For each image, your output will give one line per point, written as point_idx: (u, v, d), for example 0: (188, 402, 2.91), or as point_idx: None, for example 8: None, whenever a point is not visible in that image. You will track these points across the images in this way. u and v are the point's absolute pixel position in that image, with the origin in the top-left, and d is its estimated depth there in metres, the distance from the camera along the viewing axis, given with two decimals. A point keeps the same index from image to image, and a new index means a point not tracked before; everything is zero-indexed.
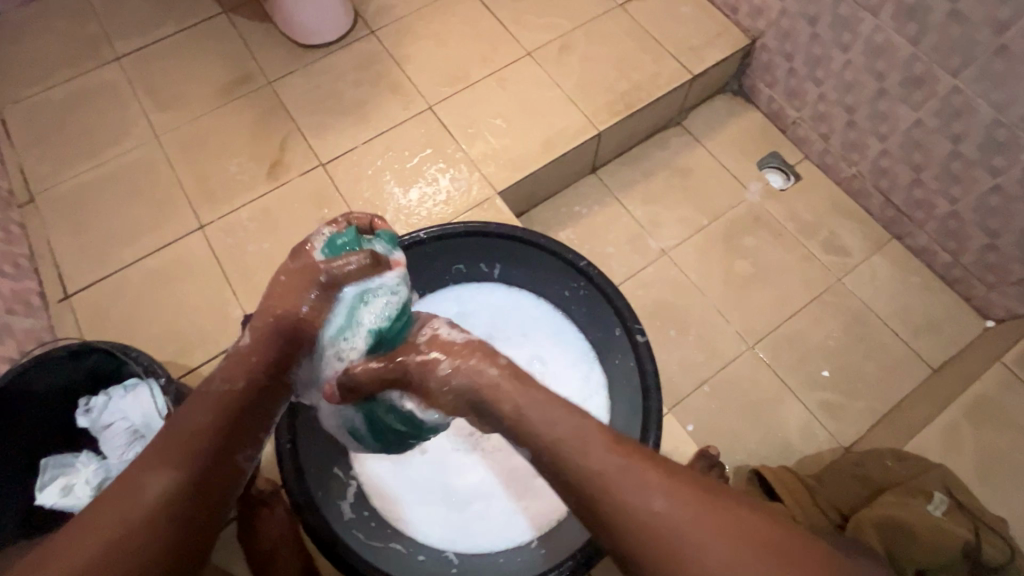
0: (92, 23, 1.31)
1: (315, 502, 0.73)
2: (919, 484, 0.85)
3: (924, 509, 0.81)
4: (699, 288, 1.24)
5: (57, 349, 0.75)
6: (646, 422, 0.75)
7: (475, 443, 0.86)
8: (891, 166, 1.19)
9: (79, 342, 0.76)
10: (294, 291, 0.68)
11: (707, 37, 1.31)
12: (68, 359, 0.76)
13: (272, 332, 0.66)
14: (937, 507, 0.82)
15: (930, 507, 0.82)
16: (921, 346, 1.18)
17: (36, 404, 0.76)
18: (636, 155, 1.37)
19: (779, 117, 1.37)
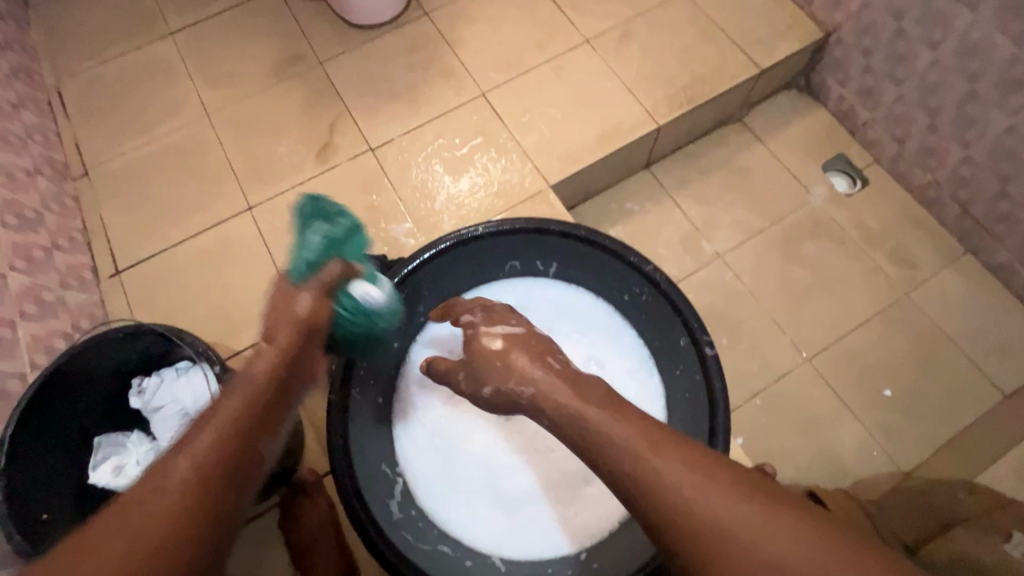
0: None
1: (365, 501, 0.75)
2: (995, 521, 0.79)
3: (995, 545, 0.75)
4: (754, 295, 1.18)
5: (113, 329, 0.74)
6: (712, 436, 0.72)
7: (525, 447, 0.82)
8: (973, 175, 1.11)
9: (135, 323, 0.76)
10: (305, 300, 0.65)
11: (778, 30, 1.23)
12: (123, 340, 0.75)
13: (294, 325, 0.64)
14: (1016, 545, 0.74)
15: (1006, 545, 0.75)
16: (994, 370, 1.10)
17: (92, 383, 0.76)
18: (692, 152, 1.31)
19: (848, 118, 1.29)
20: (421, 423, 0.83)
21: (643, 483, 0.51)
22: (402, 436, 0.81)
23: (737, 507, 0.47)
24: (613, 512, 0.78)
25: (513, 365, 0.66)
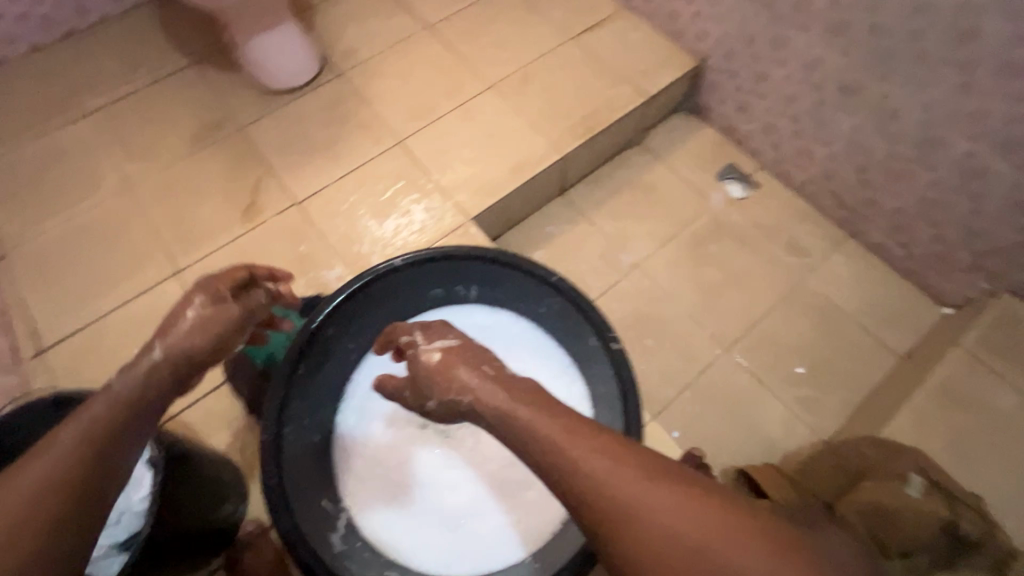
0: (60, 82, 1.33)
1: (306, 538, 0.73)
2: (894, 467, 0.87)
3: (899, 490, 0.83)
4: (672, 297, 1.28)
5: (38, 401, 0.73)
6: (627, 423, 0.77)
7: (464, 461, 0.85)
8: (838, 169, 1.27)
9: (60, 393, 0.75)
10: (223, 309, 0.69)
11: (657, 62, 1.39)
12: (50, 411, 0.74)
13: (216, 308, 0.69)
14: (913, 487, 0.84)
15: (906, 488, 0.84)
16: (887, 336, 1.23)
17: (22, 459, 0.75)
18: (600, 175, 1.43)
19: (731, 131, 1.45)
20: (360, 452, 0.85)
21: (576, 488, 0.55)
22: (342, 467, 0.83)
23: (695, 519, 0.51)
24: (555, 511, 0.81)
25: (452, 376, 0.67)
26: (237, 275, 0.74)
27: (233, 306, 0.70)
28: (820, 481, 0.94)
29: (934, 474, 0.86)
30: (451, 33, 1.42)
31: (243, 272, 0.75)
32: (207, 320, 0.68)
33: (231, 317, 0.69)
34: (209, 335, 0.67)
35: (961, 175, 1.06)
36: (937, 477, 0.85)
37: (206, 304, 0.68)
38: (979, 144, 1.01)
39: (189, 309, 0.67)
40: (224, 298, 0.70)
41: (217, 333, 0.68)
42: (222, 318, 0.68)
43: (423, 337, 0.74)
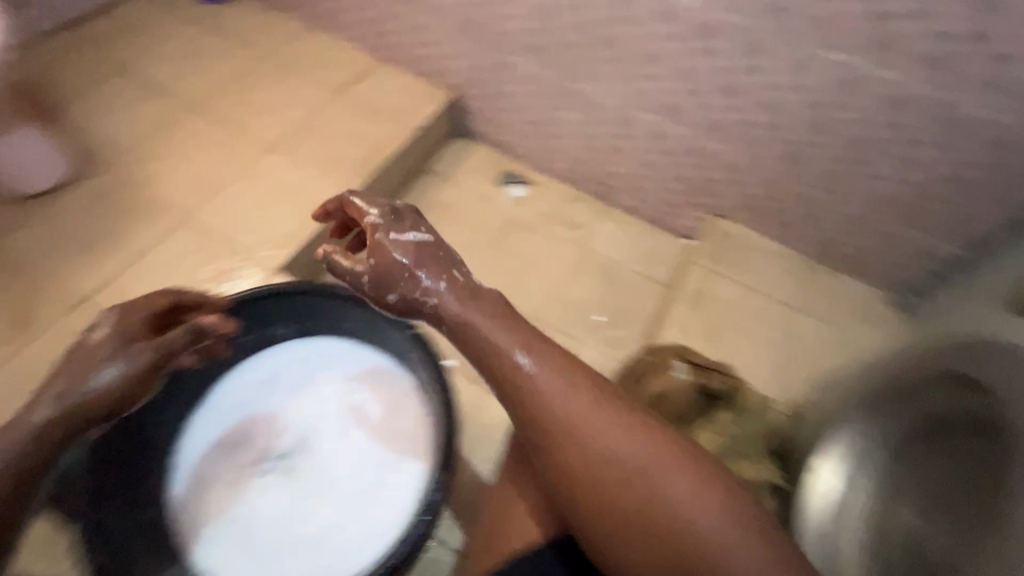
0: None
1: None
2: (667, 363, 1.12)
3: (670, 377, 1.08)
4: (486, 289, 1.47)
5: None
6: (440, 391, 0.91)
7: (312, 494, 0.92)
8: (582, 155, 1.56)
9: None
10: (143, 353, 0.76)
11: (420, 99, 1.60)
12: None
13: (135, 355, 0.76)
14: (680, 372, 1.08)
15: (675, 374, 1.08)
16: (654, 274, 1.53)
17: None
18: (400, 205, 1.59)
19: (499, 144, 1.70)
20: (210, 512, 0.91)
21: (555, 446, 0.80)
22: (195, 530, 0.90)
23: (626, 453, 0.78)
24: (399, 498, 0.90)
25: (418, 279, 0.84)
26: (159, 302, 0.83)
27: (150, 352, 0.76)
28: None
29: (693, 358, 1.11)
30: (220, 107, 1.48)
31: (171, 299, 0.84)
32: (125, 367, 0.75)
33: (133, 364, 0.75)
34: (115, 382, 0.75)
35: (653, 139, 1.39)
36: (696, 359, 1.11)
37: (115, 341, 0.76)
38: (653, 113, 1.34)
39: (95, 336, 0.76)
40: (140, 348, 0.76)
41: (124, 381, 0.75)
42: (122, 364, 0.75)
43: (389, 223, 0.86)
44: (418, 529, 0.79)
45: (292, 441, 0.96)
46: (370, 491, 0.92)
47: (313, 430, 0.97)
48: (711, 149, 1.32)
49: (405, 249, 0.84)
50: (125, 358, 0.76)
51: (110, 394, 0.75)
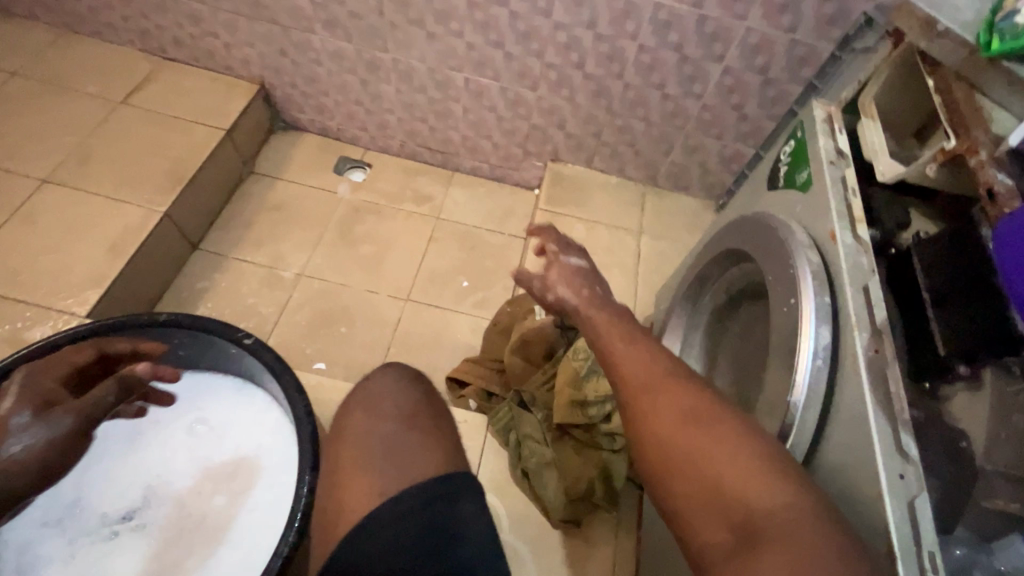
0: None
1: None
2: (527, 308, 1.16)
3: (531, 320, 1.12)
4: (344, 282, 1.41)
5: None
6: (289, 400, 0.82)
7: (169, 549, 0.82)
8: (412, 126, 1.53)
9: None
10: (66, 414, 0.73)
11: (222, 97, 1.46)
12: None
13: (58, 416, 0.72)
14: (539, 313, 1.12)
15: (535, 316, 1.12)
16: (510, 228, 1.56)
17: None
18: (230, 214, 1.46)
19: (327, 131, 1.62)
20: None
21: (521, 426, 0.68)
22: None
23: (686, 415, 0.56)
24: (271, 517, 0.84)
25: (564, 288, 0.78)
26: (82, 356, 0.80)
27: (73, 413, 0.73)
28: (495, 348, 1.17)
29: None
30: None
31: (91, 351, 0.81)
32: (49, 434, 0.71)
33: (65, 425, 0.72)
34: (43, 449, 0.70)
35: (473, 97, 1.39)
36: None
37: (31, 406, 0.72)
38: (466, 71, 1.33)
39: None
40: (65, 409, 0.73)
41: (52, 446, 0.71)
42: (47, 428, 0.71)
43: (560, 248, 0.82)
44: (284, 548, 0.72)
45: (137, 497, 0.86)
46: (237, 528, 0.84)
47: (159, 478, 0.87)
48: (529, 97, 1.35)
49: (567, 269, 0.80)
50: (46, 421, 0.71)
51: (33, 465, 0.69)
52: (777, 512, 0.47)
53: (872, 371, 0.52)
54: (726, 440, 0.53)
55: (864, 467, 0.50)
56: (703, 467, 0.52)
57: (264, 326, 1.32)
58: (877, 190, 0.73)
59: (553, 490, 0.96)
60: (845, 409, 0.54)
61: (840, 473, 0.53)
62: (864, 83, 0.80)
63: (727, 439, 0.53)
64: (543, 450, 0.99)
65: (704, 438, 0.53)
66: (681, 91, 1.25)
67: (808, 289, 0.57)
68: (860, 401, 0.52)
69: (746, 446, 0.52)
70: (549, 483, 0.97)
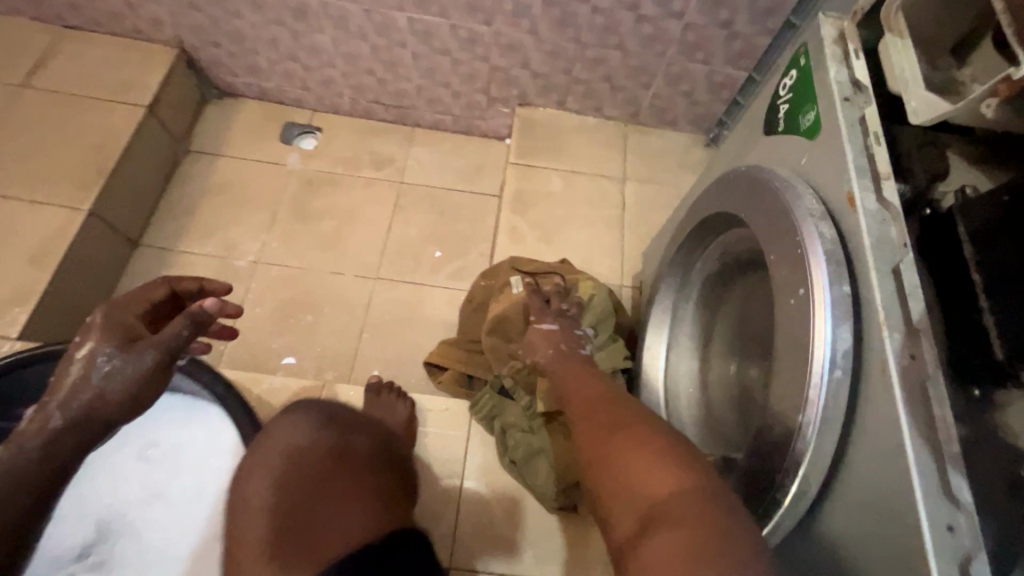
0: None
1: None
2: (503, 280, 1.07)
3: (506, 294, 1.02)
4: (306, 266, 1.29)
5: None
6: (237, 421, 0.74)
7: None
8: (359, 81, 1.35)
9: None
10: (142, 353, 0.58)
11: (137, 67, 1.28)
12: None
13: (132, 353, 0.57)
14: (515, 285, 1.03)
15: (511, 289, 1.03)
16: (482, 186, 1.42)
17: None
18: (171, 202, 1.32)
19: (267, 94, 1.44)
20: None
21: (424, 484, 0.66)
22: None
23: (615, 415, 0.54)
24: None
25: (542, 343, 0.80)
26: (155, 295, 0.65)
27: (152, 349, 0.58)
28: (472, 324, 1.09)
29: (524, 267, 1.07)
30: None
31: (163, 291, 0.66)
32: (127, 371, 0.56)
33: (142, 365, 0.57)
34: (123, 391, 0.56)
35: (422, 40, 1.21)
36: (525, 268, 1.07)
37: (110, 340, 0.58)
38: (409, 10, 1.15)
39: (79, 352, 0.57)
40: (144, 344, 0.58)
41: (134, 385, 0.57)
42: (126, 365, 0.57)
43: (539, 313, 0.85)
44: None
45: (90, 530, 0.79)
46: (199, 558, 0.77)
47: (112, 508, 0.80)
48: (484, 34, 1.17)
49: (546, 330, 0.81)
50: (124, 356, 0.57)
51: (121, 401, 0.56)
52: (676, 496, 0.44)
53: (906, 388, 0.41)
54: (637, 438, 0.50)
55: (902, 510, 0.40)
56: (616, 468, 0.49)
57: (224, 323, 1.22)
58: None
59: (543, 478, 0.90)
60: (874, 432, 0.43)
61: (870, 507, 0.43)
62: None
63: (639, 438, 0.50)
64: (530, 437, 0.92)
65: (619, 442, 0.50)
66: (659, 10, 1.07)
67: (822, 277, 0.46)
68: (894, 433, 0.41)
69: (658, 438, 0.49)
70: (538, 473, 0.90)
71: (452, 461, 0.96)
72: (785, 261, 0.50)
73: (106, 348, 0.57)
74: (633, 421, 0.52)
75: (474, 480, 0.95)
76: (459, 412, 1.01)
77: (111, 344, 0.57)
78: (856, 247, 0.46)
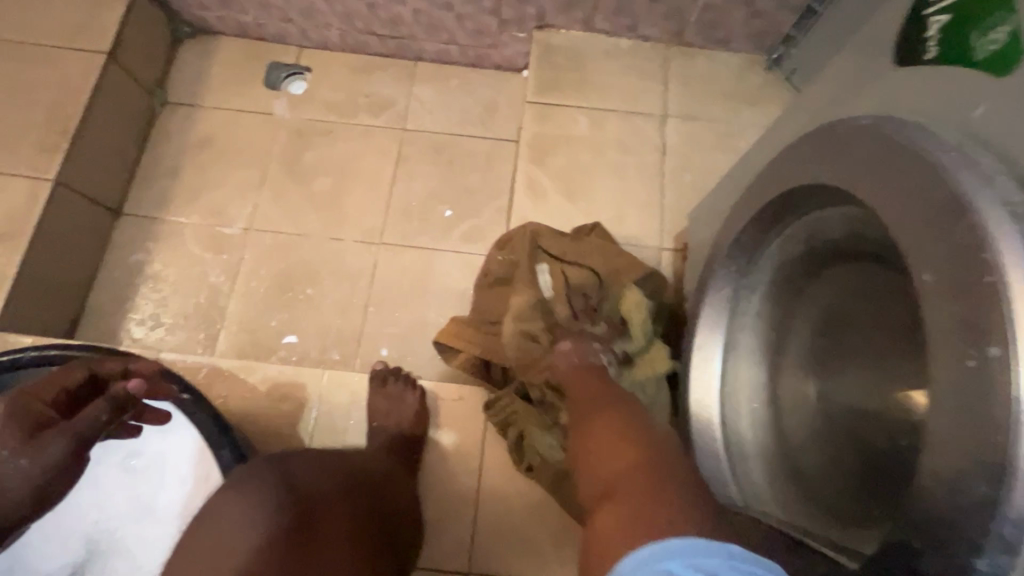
0: None
1: None
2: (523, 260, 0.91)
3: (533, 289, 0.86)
4: (302, 231, 1.16)
5: None
6: None
7: None
8: (346, 6, 1.14)
9: None
10: (56, 444, 0.60)
11: (90, 5, 1.10)
12: None
13: (42, 446, 0.59)
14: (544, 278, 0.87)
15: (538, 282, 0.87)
16: (496, 130, 1.22)
17: None
18: (150, 164, 1.19)
19: (245, 29, 1.24)
20: None
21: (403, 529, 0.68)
22: None
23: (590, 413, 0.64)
24: None
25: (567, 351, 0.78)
26: (71, 378, 0.65)
27: (67, 441, 0.60)
28: (491, 305, 0.94)
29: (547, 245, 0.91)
30: None
31: (81, 372, 0.66)
32: (44, 460, 0.59)
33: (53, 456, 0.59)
34: (30, 484, 0.59)
35: None
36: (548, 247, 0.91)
37: (20, 434, 0.59)
38: None
39: None
40: (58, 436, 0.59)
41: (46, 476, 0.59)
42: (36, 457, 0.59)
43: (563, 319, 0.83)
44: None
45: (78, 550, 0.74)
46: None
47: (101, 528, 0.74)
48: None
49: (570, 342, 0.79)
50: (33, 449, 0.59)
51: (26, 493, 0.59)
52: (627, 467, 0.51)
53: None
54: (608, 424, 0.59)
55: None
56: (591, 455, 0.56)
57: (219, 298, 1.11)
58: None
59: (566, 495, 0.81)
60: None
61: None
62: None
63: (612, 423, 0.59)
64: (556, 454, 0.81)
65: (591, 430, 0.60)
66: None
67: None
68: None
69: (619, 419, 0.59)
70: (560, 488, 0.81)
71: (468, 458, 0.85)
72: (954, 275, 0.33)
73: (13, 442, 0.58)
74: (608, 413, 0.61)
75: (492, 477, 0.84)
76: (476, 400, 0.89)
77: (19, 437, 0.59)
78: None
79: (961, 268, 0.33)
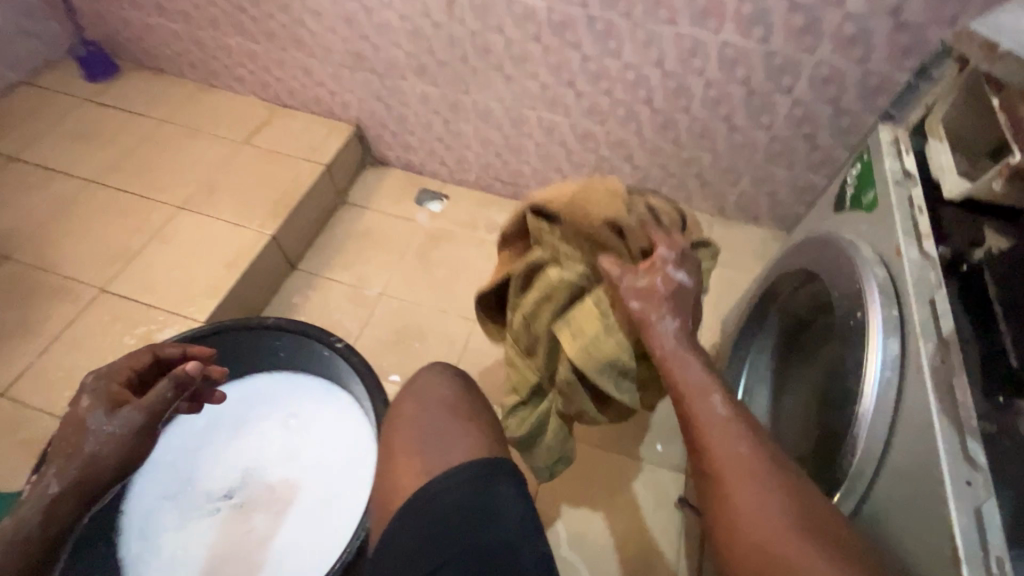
0: None
1: None
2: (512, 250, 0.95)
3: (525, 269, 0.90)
4: (419, 302, 1.52)
5: None
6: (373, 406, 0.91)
7: (263, 527, 0.93)
8: (487, 161, 1.65)
9: None
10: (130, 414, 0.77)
11: (324, 137, 1.66)
12: None
13: (117, 415, 0.77)
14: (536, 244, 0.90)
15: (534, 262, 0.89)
16: None
17: None
18: (323, 238, 1.63)
19: (411, 166, 1.78)
20: (154, 562, 0.89)
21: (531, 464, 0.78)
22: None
23: (771, 516, 0.61)
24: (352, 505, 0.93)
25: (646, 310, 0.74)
26: (139, 361, 0.85)
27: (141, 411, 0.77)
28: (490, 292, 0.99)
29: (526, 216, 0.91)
30: (124, 179, 1.50)
31: (147, 356, 0.86)
32: (124, 424, 0.76)
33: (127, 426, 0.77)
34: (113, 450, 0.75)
35: (545, 133, 1.48)
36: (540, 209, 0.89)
37: (103, 405, 0.77)
38: (539, 109, 1.43)
39: (82, 411, 0.77)
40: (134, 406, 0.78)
41: (122, 442, 0.76)
42: (116, 424, 0.76)
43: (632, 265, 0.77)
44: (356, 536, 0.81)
45: (235, 479, 0.97)
46: (321, 513, 0.94)
47: (255, 467, 0.98)
48: (597, 132, 1.42)
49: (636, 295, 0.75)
50: (115, 417, 0.77)
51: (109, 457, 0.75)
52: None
53: (933, 377, 0.64)
54: (822, 537, 0.59)
55: (929, 465, 0.61)
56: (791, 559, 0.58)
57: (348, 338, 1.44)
58: (947, 208, 0.75)
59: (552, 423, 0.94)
60: (925, 427, 0.63)
61: (917, 475, 0.63)
62: (931, 107, 0.83)
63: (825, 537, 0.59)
64: (567, 391, 0.86)
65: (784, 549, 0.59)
66: (749, 124, 1.28)
67: (876, 302, 0.70)
68: (926, 401, 0.63)
69: (825, 525, 0.60)
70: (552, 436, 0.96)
71: None
72: (851, 295, 0.75)
73: (93, 411, 0.77)
74: (812, 514, 0.61)
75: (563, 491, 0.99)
76: None
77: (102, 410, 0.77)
78: (901, 287, 0.70)
79: (853, 294, 0.74)
